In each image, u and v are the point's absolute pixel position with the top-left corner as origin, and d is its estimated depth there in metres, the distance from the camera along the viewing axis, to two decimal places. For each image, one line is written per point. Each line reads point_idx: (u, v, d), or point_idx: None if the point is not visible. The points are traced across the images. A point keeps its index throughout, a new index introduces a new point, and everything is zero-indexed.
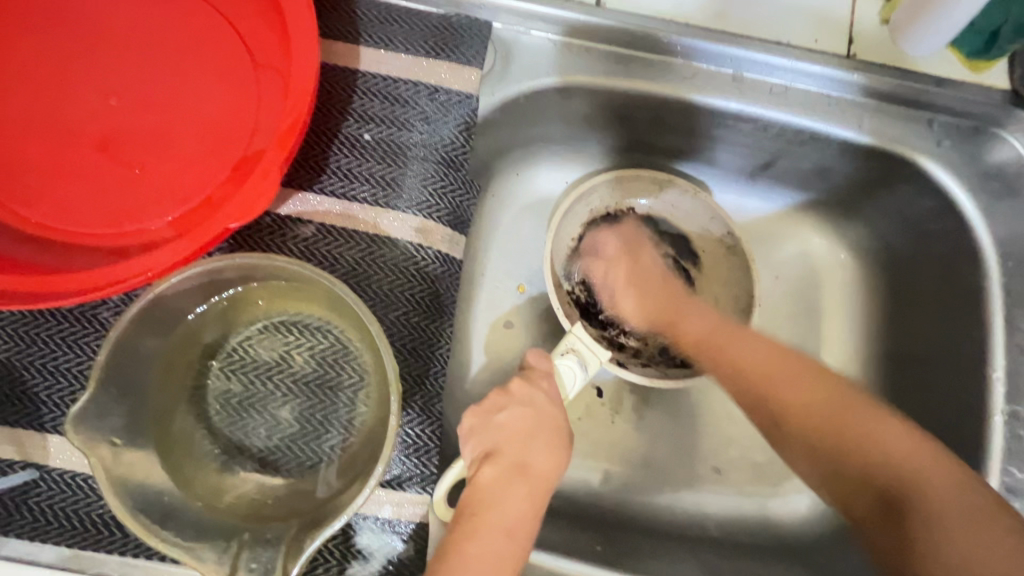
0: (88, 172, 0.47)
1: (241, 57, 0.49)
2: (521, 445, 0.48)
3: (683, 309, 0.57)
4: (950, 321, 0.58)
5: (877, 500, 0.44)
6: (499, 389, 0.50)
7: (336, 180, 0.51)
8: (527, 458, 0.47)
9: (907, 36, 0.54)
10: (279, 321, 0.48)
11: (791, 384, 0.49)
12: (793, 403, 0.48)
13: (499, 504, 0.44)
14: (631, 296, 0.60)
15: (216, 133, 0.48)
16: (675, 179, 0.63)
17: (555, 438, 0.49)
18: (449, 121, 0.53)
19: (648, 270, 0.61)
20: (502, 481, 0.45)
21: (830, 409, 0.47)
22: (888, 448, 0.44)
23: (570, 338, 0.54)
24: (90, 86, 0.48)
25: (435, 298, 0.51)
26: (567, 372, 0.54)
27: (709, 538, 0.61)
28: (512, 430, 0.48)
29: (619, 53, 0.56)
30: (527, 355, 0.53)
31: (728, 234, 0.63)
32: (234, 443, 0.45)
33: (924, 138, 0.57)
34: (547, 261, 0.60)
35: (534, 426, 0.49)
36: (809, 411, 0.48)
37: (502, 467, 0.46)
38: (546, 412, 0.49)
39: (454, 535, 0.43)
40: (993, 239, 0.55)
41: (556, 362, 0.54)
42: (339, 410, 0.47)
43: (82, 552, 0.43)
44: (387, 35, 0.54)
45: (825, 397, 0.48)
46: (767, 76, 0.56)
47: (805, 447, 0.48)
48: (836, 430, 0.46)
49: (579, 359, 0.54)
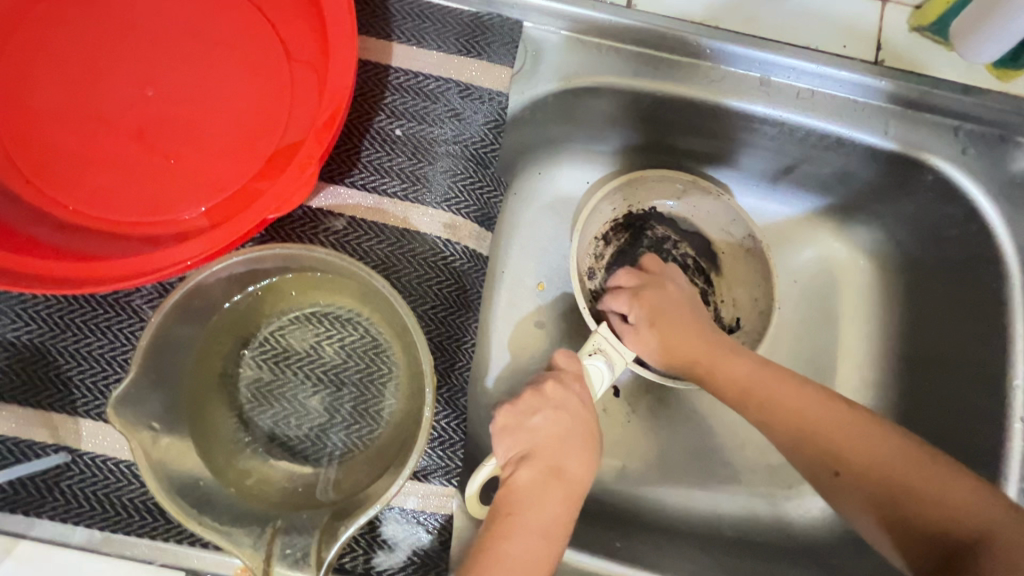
0: (126, 161, 0.48)
1: (276, 50, 0.50)
2: (556, 448, 0.49)
3: (714, 362, 0.54)
4: (971, 327, 0.58)
5: (938, 561, 0.43)
6: (531, 390, 0.51)
7: (366, 174, 0.52)
8: (562, 462, 0.48)
9: (968, 40, 0.53)
10: (310, 312, 0.48)
11: (851, 441, 0.48)
12: (855, 452, 0.47)
13: (536, 506, 0.46)
14: (648, 335, 0.55)
15: (250, 124, 0.49)
16: (699, 180, 0.63)
17: (588, 440, 0.50)
18: (479, 119, 0.54)
19: (672, 297, 0.57)
20: (539, 483, 0.46)
21: (890, 470, 0.46)
22: (954, 507, 0.44)
23: (597, 338, 0.55)
24: (129, 75, 0.49)
25: (463, 293, 0.52)
26: (596, 372, 0.54)
27: (724, 536, 0.62)
28: (547, 434, 0.49)
29: (647, 55, 0.57)
30: (555, 355, 0.54)
31: (748, 237, 0.64)
32: (263, 430, 0.45)
33: (949, 146, 0.57)
34: (572, 259, 0.60)
35: (568, 431, 0.49)
36: (869, 463, 0.47)
37: (539, 469, 0.47)
38: (578, 414, 0.50)
39: (490, 533, 0.45)
40: (1015, 246, 0.56)
41: (585, 363, 0.54)
42: (366, 401, 0.47)
43: (113, 534, 0.44)
44: (419, 32, 0.54)
45: (885, 449, 0.47)
46: (794, 81, 0.57)
47: (868, 494, 0.47)
48: (903, 487, 0.45)
49: (607, 359, 0.54)
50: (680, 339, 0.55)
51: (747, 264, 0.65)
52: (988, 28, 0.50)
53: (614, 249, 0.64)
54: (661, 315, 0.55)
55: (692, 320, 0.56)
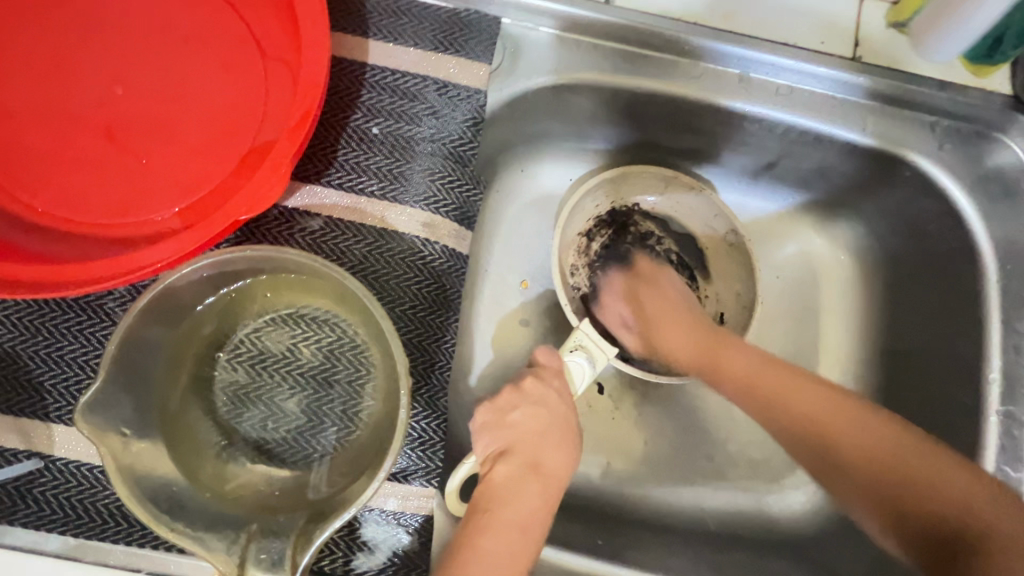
0: (96, 161, 0.47)
1: (249, 48, 0.49)
2: (535, 443, 0.49)
3: (680, 327, 0.56)
4: (947, 322, 0.59)
5: (938, 553, 0.41)
6: (512, 387, 0.51)
7: (343, 173, 0.51)
8: (541, 457, 0.48)
9: (928, 41, 0.53)
10: (286, 313, 0.47)
11: (840, 423, 0.46)
12: (848, 438, 0.46)
13: (514, 500, 0.45)
14: (627, 310, 0.59)
15: (223, 123, 0.48)
16: (680, 175, 0.62)
17: (566, 436, 0.50)
18: (457, 117, 0.54)
19: (652, 278, 0.60)
20: (517, 478, 0.46)
21: (887, 451, 0.45)
22: (968, 502, 0.41)
23: (578, 334, 0.55)
24: (98, 73, 0.48)
25: (442, 292, 0.51)
26: (577, 369, 0.54)
27: (707, 532, 0.62)
28: (526, 430, 0.49)
29: (626, 50, 0.57)
30: (537, 352, 0.54)
31: (731, 232, 0.63)
32: (241, 433, 0.45)
33: (926, 142, 0.57)
34: (555, 255, 0.60)
35: (547, 426, 0.49)
36: (867, 453, 0.45)
37: (517, 464, 0.47)
38: (557, 409, 0.50)
39: (468, 529, 0.44)
40: (991, 240, 0.56)
41: (566, 360, 0.54)
42: (345, 403, 0.47)
43: (87, 542, 0.43)
44: (396, 29, 0.54)
45: (889, 435, 0.45)
46: (773, 77, 0.57)
47: (863, 482, 0.45)
48: (922, 481, 0.43)
49: (589, 356, 0.54)
50: (658, 310, 0.57)
51: (728, 260, 0.65)
52: (947, 26, 0.51)
53: (597, 246, 0.64)
54: (638, 295, 0.59)
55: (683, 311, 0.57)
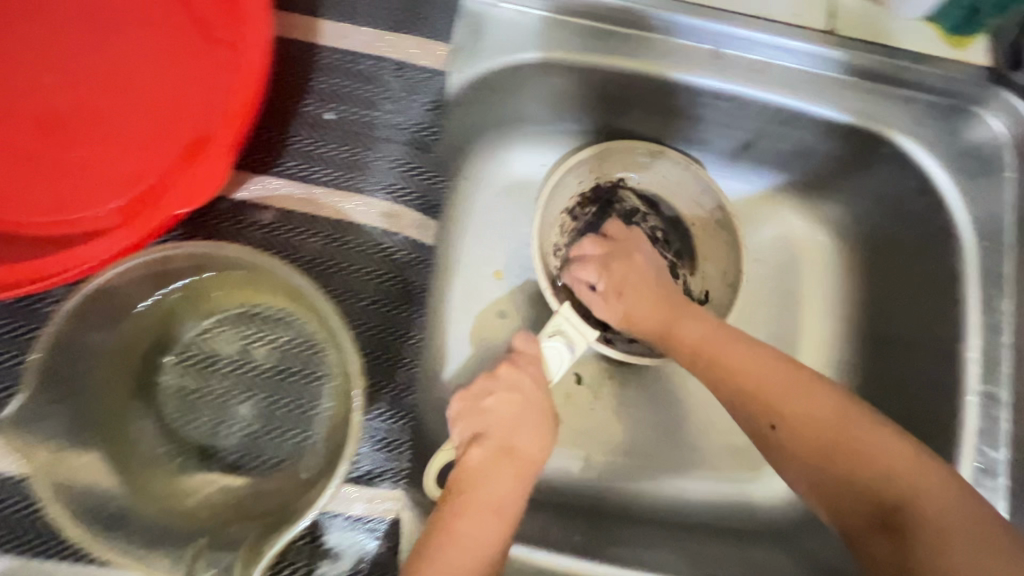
0: (27, 155, 0.44)
1: (189, 30, 0.46)
2: (508, 427, 0.47)
3: (676, 312, 0.53)
4: (927, 302, 0.57)
5: (875, 519, 0.42)
6: (485, 373, 0.49)
7: (296, 163, 0.48)
8: (515, 441, 0.47)
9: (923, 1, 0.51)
10: (237, 312, 0.44)
11: (799, 400, 0.46)
12: (798, 412, 0.46)
13: (487, 483, 0.44)
14: (630, 303, 0.55)
15: (164, 111, 0.45)
16: (665, 149, 0.61)
17: (542, 421, 0.48)
18: (417, 100, 0.51)
19: (642, 270, 0.56)
20: (490, 462, 0.45)
21: (839, 425, 0.44)
22: (896, 468, 0.42)
23: (557, 319, 0.52)
24: (26, 60, 0.44)
25: (405, 286, 0.49)
26: (555, 354, 0.52)
27: (689, 523, 0.61)
28: (499, 414, 0.47)
29: (594, 26, 0.54)
30: (516, 339, 0.52)
31: (718, 209, 0.62)
32: (192, 442, 0.42)
33: (904, 118, 0.56)
34: (534, 238, 0.57)
35: (522, 411, 0.48)
36: (818, 422, 0.45)
37: (490, 448, 0.46)
38: (534, 396, 0.49)
39: (439, 513, 0.43)
40: (970, 218, 0.55)
41: (543, 345, 0.52)
42: (303, 405, 0.44)
43: (30, 561, 0.41)
44: (349, 7, 0.50)
45: (833, 412, 0.45)
46: (747, 52, 0.55)
47: (801, 458, 0.45)
48: (851, 447, 0.43)
49: (567, 342, 0.52)
50: (647, 305, 0.54)
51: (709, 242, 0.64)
52: None
53: (580, 224, 0.62)
54: (642, 279, 0.55)
55: (680, 301, 0.55)
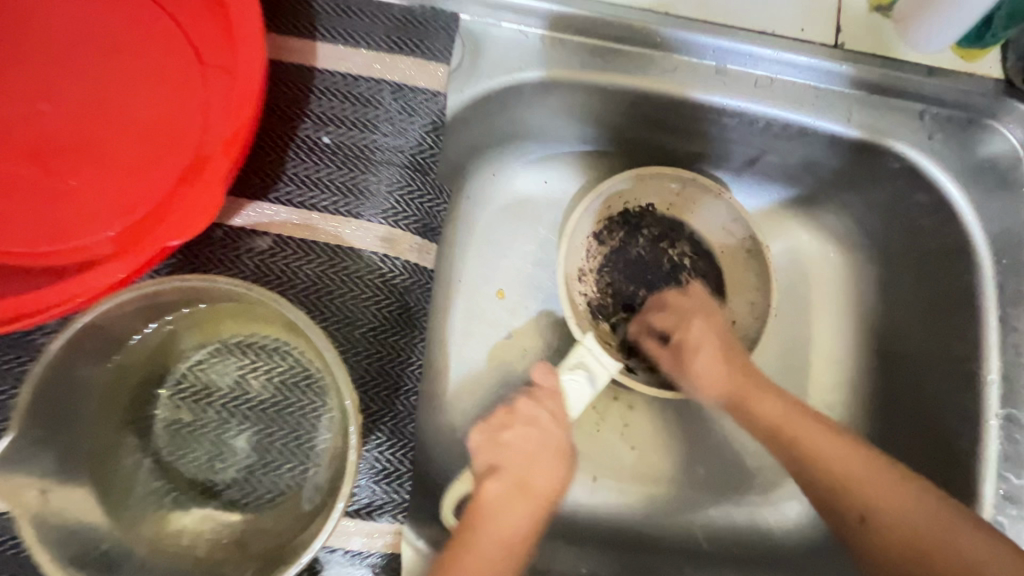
0: (20, 185, 0.44)
1: (183, 58, 0.45)
2: (523, 463, 0.47)
3: (749, 385, 0.52)
4: (944, 320, 0.56)
5: None
6: (505, 405, 0.49)
7: (293, 188, 0.47)
8: (527, 477, 0.46)
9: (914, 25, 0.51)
10: (233, 342, 0.43)
11: (882, 493, 0.46)
12: (886, 504, 0.45)
13: (499, 520, 0.43)
14: (700, 364, 0.53)
15: (159, 140, 0.45)
16: (698, 177, 0.60)
17: (558, 457, 0.48)
18: (415, 122, 0.50)
19: (725, 331, 0.55)
20: (503, 497, 0.45)
21: (925, 513, 0.44)
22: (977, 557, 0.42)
23: (579, 350, 0.51)
24: (21, 90, 0.45)
25: (405, 312, 0.48)
26: (578, 389, 0.51)
27: (698, 549, 0.59)
28: (517, 449, 0.47)
29: (596, 45, 0.53)
30: (534, 371, 0.50)
31: (748, 237, 0.61)
32: (185, 476, 0.41)
33: (915, 132, 0.54)
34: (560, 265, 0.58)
35: (538, 449, 0.47)
36: (903, 518, 0.45)
37: (504, 483, 0.45)
38: (550, 433, 0.48)
39: (450, 551, 0.42)
40: (986, 234, 0.53)
41: (562, 378, 0.51)
42: (300, 437, 0.43)
43: None
44: (345, 29, 0.50)
45: (915, 504, 0.45)
46: (752, 68, 0.53)
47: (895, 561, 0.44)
48: (930, 547, 0.43)
49: (588, 374, 0.51)
50: (716, 365, 0.53)
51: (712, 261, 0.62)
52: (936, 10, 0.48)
53: (608, 249, 0.62)
54: (720, 346, 0.54)
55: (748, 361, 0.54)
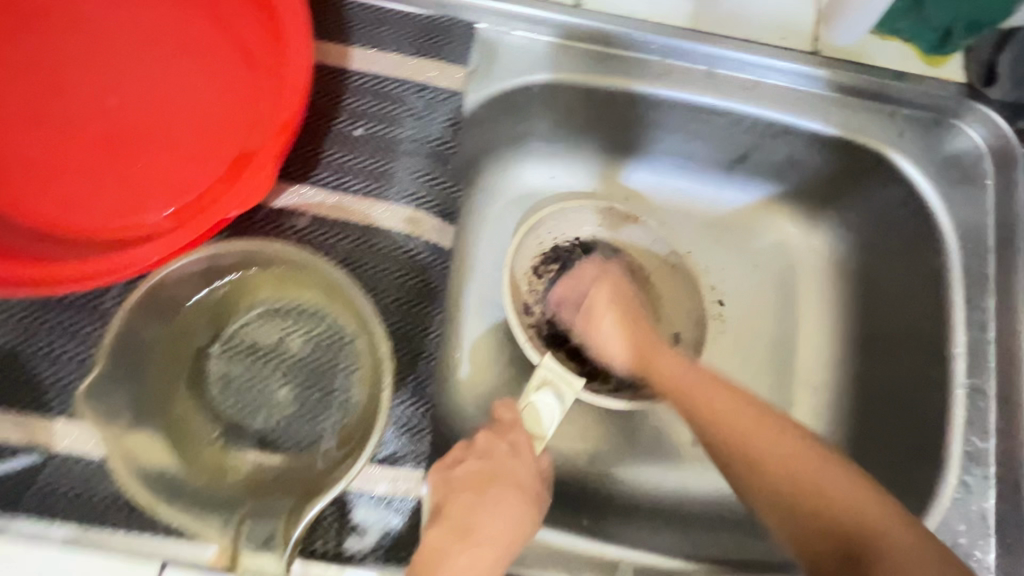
0: (90, 168, 0.49)
1: (235, 59, 0.51)
2: (470, 505, 0.47)
3: (653, 348, 0.58)
4: (916, 302, 0.61)
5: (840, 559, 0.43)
6: (461, 444, 0.51)
7: (329, 174, 0.53)
8: (475, 522, 0.46)
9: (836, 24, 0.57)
10: (277, 306, 0.49)
11: (768, 445, 0.48)
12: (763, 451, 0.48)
13: (447, 569, 0.42)
14: (606, 323, 0.60)
15: (213, 130, 0.51)
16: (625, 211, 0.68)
17: (511, 494, 0.48)
18: (437, 118, 0.56)
19: (629, 294, 0.62)
20: (449, 544, 0.44)
21: (791, 459, 0.47)
22: (846, 498, 0.44)
23: (540, 371, 0.55)
24: (91, 84, 0.50)
25: (426, 285, 0.53)
26: (542, 409, 0.54)
27: (693, 516, 0.63)
28: (465, 489, 0.48)
29: (596, 51, 0.59)
30: (497, 406, 0.54)
31: (671, 253, 0.69)
32: (234, 422, 0.47)
33: (887, 130, 0.60)
34: (505, 292, 0.62)
35: (488, 487, 0.48)
36: (783, 466, 0.47)
37: (450, 529, 0.45)
38: (503, 467, 0.49)
39: None
40: (952, 222, 0.59)
41: (531, 398, 0.54)
42: (335, 391, 0.48)
43: (88, 529, 0.45)
44: (376, 36, 0.56)
45: (794, 449, 0.47)
46: (738, 72, 0.60)
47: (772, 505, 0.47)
48: (809, 491, 0.45)
49: (554, 392, 0.55)
50: (629, 326, 0.60)
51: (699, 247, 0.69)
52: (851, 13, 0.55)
53: (547, 282, 0.66)
54: (620, 305, 0.61)
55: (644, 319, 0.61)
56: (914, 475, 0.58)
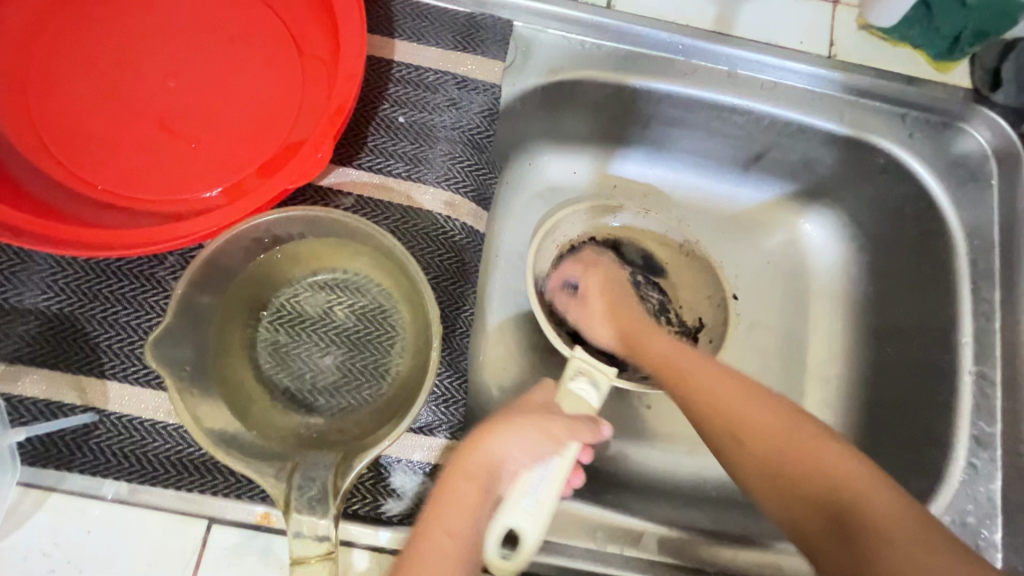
0: (151, 145, 0.52)
1: (289, 47, 0.55)
2: (492, 443, 0.45)
3: (641, 327, 0.58)
4: (924, 295, 0.64)
5: (829, 524, 0.41)
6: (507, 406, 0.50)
7: (372, 157, 0.56)
8: (494, 459, 0.44)
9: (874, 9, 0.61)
10: (324, 279, 0.52)
11: (750, 416, 0.46)
12: (745, 424, 0.46)
13: (453, 504, 0.42)
14: (598, 306, 0.61)
15: (266, 112, 0.53)
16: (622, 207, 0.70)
17: (540, 437, 0.46)
18: (474, 107, 0.59)
19: (617, 279, 0.64)
20: (459, 479, 0.43)
21: (777, 433, 0.45)
22: (835, 471, 0.42)
23: (574, 361, 0.53)
24: (155, 67, 0.53)
25: (461, 265, 0.56)
26: (584, 396, 0.52)
27: (708, 497, 0.65)
28: (493, 429, 0.46)
29: (624, 50, 0.63)
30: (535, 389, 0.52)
31: (685, 243, 0.70)
32: (281, 386, 0.49)
33: (898, 131, 0.64)
34: (529, 279, 0.64)
35: (517, 427, 0.46)
36: (759, 433, 0.45)
37: (467, 467, 0.44)
38: (537, 416, 0.47)
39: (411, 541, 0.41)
40: (959, 219, 0.62)
41: (569, 388, 0.52)
42: (376, 360, 0.51)
43: (140, 486, 0.47)
44: (419, 30, 0.60)
45: (776, 419, 0.46)
46: (759, 73, 0.63)
47: (753, 474, 0.45)
48: (789, 465, 0.43)
49: (591, 380, 0.53)
50: (610, 309, 0.60)
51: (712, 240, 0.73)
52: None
53: None
54: (607, 289, 0.62)
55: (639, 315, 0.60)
56: (924, 459, 0.60)
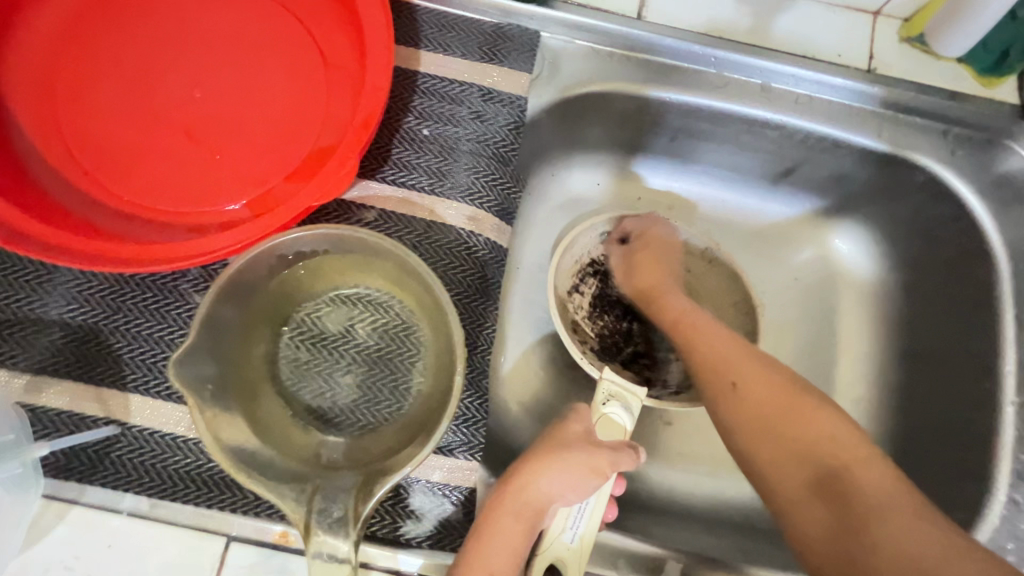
0: (177, 156, 0.52)
1: (315, 58, 0.54)
2: (538, 472, 0.47)
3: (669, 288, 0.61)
4: (963, 319, 0.61)
5: (814, 487, 0.43)
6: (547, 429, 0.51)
7: (396, 170, 0.55)
8: (539, 490, 0.46)
9: (941, 37, 0.59)
10: (344, 295, 0.52)
11: (755, 382, 0.49)
12: (749, 394, 0.49)
13: (500, 534, 0.44)
14: (640, 257, 0.63)
15: (291, 124, 0.53)
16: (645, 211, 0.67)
17: (585, 472, 0.47)
18: (499, 120, 0.58)
19: (661, 242, 0.64)
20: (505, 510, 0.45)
21: (783, 404, 0.48)
22: (829, 438, 0.45)
23: (604, 385, 0.55)
24: (180, 78, 0.53)
25: (484, 281, 0.55)
26: (617, 419, 0.54)
27: (731, 521, 0.63)
28: (538, 459, 0.47)
29: (653, 62, 0.61)
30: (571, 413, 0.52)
31: (708, 249, 0.68)
32: (302, 403, 0.49)
33: (939, 148, 0.61)
34: (552, 311, 0.62)
35: (564, 458, 0.47)
36: (760, 401, 0.48)
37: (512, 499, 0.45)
38: (581, 447, 0.48)
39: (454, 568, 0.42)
40: (1002, 240, 0.59)
41: (601, 413, 0.53)
42: (396, 378, 0.51)
43: (160, 501, 0.47)
44: (445, 41, 0.59)
45: (780, 391, 0.48)
46: (793, 87, 0.61)
47: (747, 434, 0.48)
48: (784, 423, 0.47)
49: (623, 404, 0.54)
50: (649, 266, 0.63)
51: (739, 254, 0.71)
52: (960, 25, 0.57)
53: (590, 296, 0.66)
54: (652, 253, 0.63)
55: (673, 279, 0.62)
56: (961, 491, 0.58)
